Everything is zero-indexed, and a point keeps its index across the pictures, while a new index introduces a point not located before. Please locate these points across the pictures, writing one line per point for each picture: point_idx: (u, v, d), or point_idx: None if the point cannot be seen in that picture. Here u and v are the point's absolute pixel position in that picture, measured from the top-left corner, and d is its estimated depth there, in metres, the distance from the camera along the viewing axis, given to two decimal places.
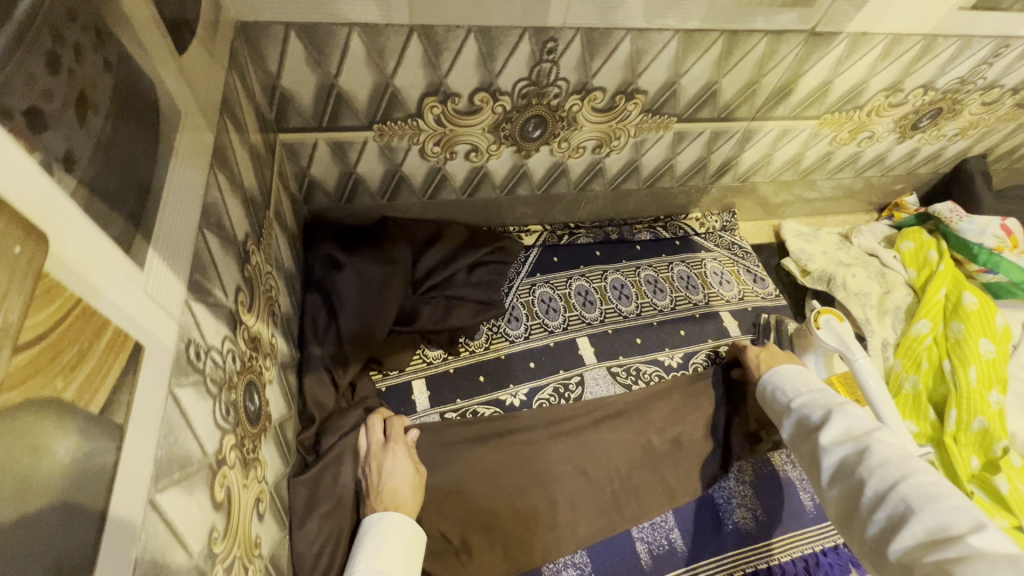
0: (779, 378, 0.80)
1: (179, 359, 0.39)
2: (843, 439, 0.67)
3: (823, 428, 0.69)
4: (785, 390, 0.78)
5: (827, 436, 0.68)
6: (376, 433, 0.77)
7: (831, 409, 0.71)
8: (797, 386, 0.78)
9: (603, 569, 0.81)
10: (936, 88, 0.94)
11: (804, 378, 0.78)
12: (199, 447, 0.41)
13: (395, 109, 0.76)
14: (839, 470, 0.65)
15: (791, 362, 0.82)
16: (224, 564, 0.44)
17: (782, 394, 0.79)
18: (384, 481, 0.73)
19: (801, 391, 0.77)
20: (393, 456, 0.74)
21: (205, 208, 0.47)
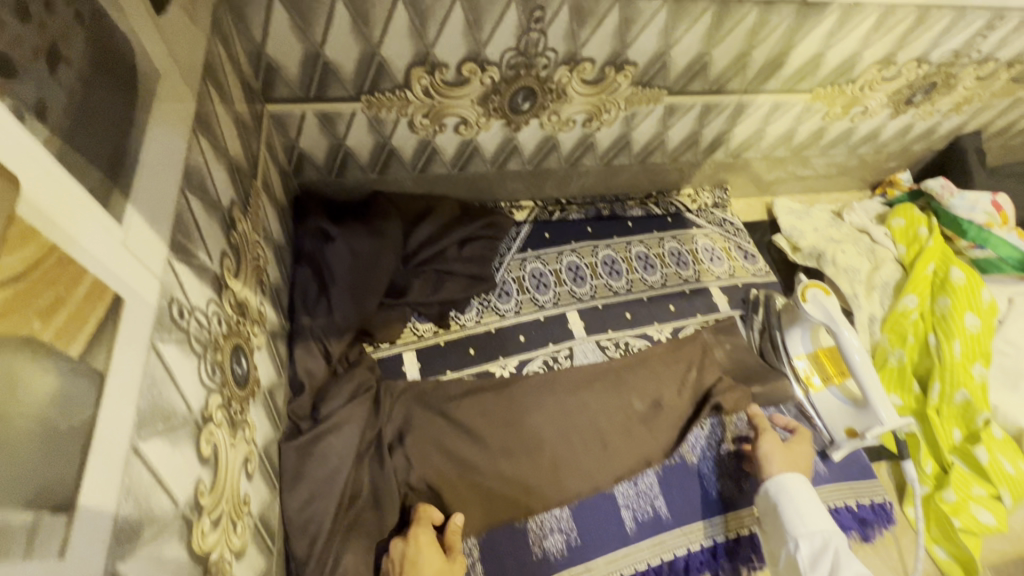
0: (784, 498, 0.74)
1: (162, 315, 0.40)
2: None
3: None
4: (791, 518, 0.72)
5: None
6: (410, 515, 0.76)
7: (840, 562, 0.65)
8: (804, 517, 0.72)
9: (588, 535, 0.82)
10: (929, 61, 0.94)
11: (812, 511, 0.72)
12: (183, 403, 0.43)
13: (382, 80, 0.76)
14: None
15: (792, 476, 0.76)
16: (211, 516, 0.46)
17: (788, 520, 0.72)
18: (411, 558, 0.70)
19: (810, 525, 0.71)
20: (420, 544, 0.71)
21: (187, 171, 0.47)
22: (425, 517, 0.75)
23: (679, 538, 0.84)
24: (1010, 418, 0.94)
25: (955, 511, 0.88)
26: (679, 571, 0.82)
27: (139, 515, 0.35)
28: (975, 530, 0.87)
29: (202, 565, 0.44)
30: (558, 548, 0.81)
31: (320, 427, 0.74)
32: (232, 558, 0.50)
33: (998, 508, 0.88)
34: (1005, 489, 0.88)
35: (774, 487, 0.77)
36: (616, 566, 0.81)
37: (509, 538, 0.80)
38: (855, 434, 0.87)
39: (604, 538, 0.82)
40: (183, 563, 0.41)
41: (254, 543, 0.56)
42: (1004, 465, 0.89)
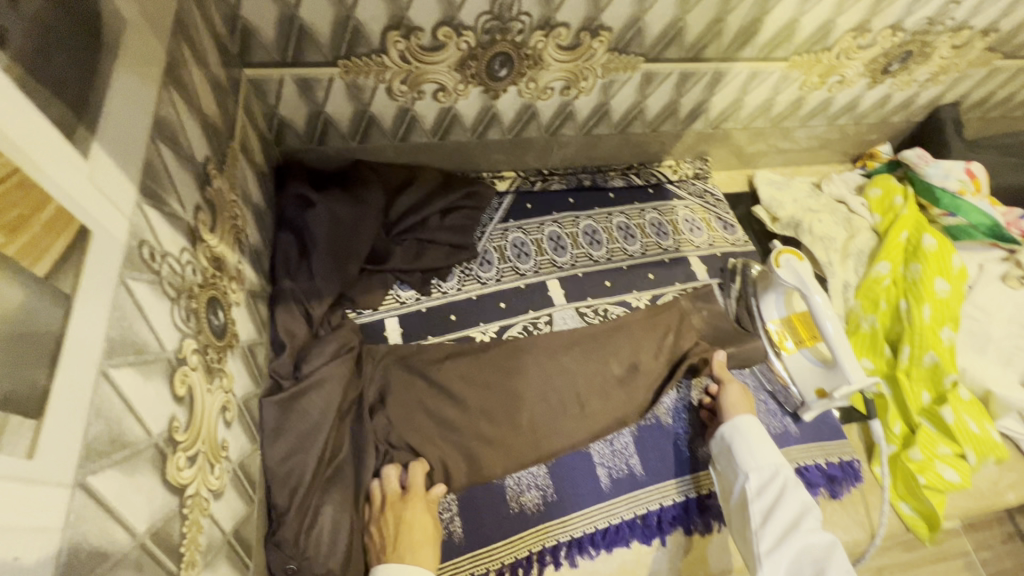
0: (742, 438, 0.80)
1: (132, 254, 0.42)
2: (807, 526, 0.68)
3: (791, 512, 0.70)
4: (749, 456, 0.78)
5: (796, 519, 0.68)
6: (392, 482, 0.76)
7: (794, 493, 0.72)
8: (761, 454, 0.78)
9: (565, 490, 0.85)
10: (903, 29, 0.95)
11: (770, 450, 0.78)
12: (156, 340, 0.45)
13: (359, 44, 0.77)
14: (799, 559, 0.66)
15: (747, 417, 0.82)
16: (187, 452, 0.48)
17: (746, 457, 0.78)
18: (400, 531, 0.71)
19: (760, 460, 0.77)
20: (415, 510, 0.73)
21: (157, 121, 0.49)
22: (417, 491, 0.75)
23: (652, 494, 0.87)
24: (976, 380, 0.97)
25: (921, 469, 0.91)
26: (653, 526, 0.85)
27: (110, 436, 0.37)
28: (939, 486, 0.90)
29: (178, 497, 0.46)
30: (535, 503, 0.83)
31: (301, 385, 0.75)
32: (210, 497, 0.52)
33: (962, 467, 0.91)
34: (969, 448, 0.91)
35: (732, 429, 0.82)
36: (590, 520, 0.83)
37: (488, 494, 0.83)
38: (824, 394, 0.89)
39: (580, 493, 0.85)
40: (158, 491, 0.43)
41: (233, 488, 0.58)
42: (969, 424, 0.92)
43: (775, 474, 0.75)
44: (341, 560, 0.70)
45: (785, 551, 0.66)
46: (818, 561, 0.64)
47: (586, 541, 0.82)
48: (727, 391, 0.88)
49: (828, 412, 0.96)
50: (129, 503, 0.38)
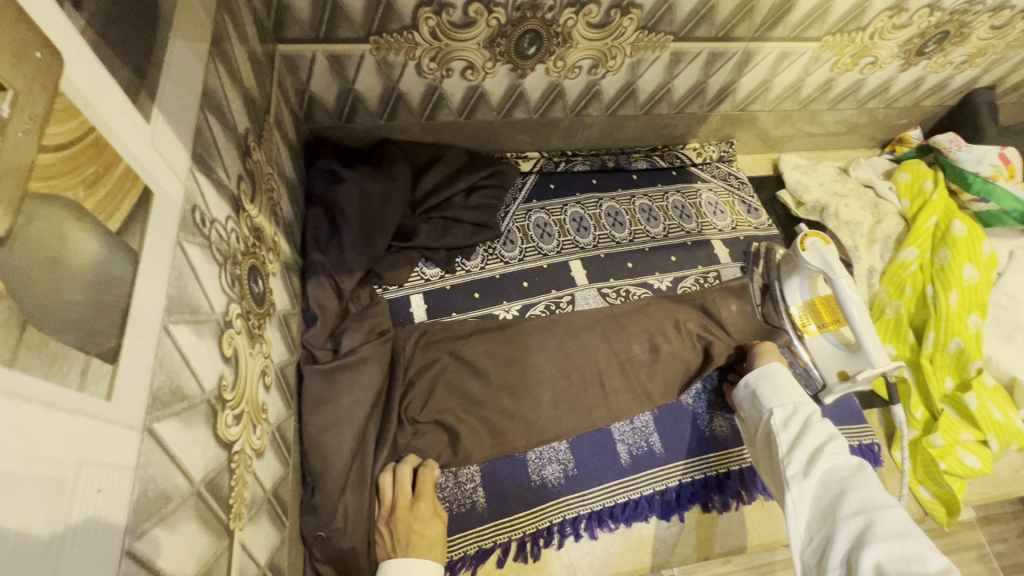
0: (769, 380, 0.80)
1: (186, 218, 0.44)
2: (834, 451, 0.66)
3: (818, 438, 0.68)
4: (776, 393, 0.77)
5: (823, 444, 0.67)
6: (404, 483, 0.74)
7: (820, 424, 0.69)
8: (788, 390, 0.77)
9: (584, 465, 0.87)
10: (942, 9, 0.92)
11: (798, 388, 0.77)
12: (207, 302, 0.47)
13: (390, 20, 0.77)
14: (826, 481, 0.64)
15: (775, 365, 0.82)
16: (233, 411, 0.50)
17: (772, 395, 0.77)
18: (410, 535, 0.70)
19: (785, 399, 0.76)
20: (422, 519, 0.72)
21: (206, 92, 0.50)
22: (429, 494, 0.74)
23: (671, 471, 0.88)
24: (1002, 368, 0.97)
25: (941, 455, 0.91)
26: (671, 502, 0.86)
27: (171, 388, 0.39)
28: (960, 472, 0.90)
29: (227, 451, 0.48)
30: (556, 477, 0.85)
31: (342, 361, 0.77)
32: (252, 456, 0.55)
33: (984, 453, 0.91)
34: (993, 435, 0.90)
35: (759, 375, 0.81)
36: (609, 495, 0.85)
37: (510, 467, 0.85)
38: (846, 377, 0.89)
39: (599, 468, 0.87)
40: (211, 445, 0.45)
41: (272, 449, 0.61)
42: (993, 412, 0.92)
43: (801, 408, 0.74)
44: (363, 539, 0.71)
45: (812, 473, 0.64)
46: (843, 480, 0.62)
47: (605, 515, 0.84)
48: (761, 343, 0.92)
49: (849, 397, 0.96)
50: (188, 452, 0.41)
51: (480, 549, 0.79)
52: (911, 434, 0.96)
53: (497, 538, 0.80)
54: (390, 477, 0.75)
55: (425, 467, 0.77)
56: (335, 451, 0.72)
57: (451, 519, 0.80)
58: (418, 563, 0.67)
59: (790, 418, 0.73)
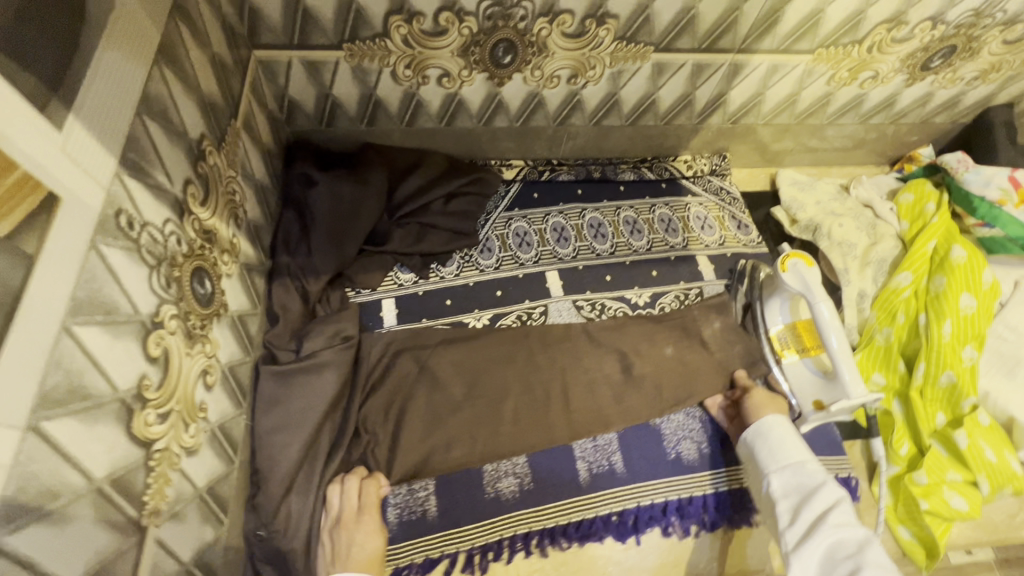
0: (766, 439, 0.78)
1: (107, 222, 0.45)
2: (840, 522, 0.65)
3: (823, 508, 0.67)
4: (776, 454, 0.76)
5: (827, 514, 0.66)
6: (350, 496, 0.74)
7: (826, 492, 0.69)
8: (791, 449, 0.75)
9: (541, 481, 0.85)
10: (945, 22, 0.87)
11: (800, 445, 0.76)
12: (129, 303, 0.48)
13: (362, 27, 0.78)
14: (833, 555, 0.63)
15: (775, 419, 0.80)
16: (157, 409, 0.52)
17: (772, 455, 0.76)
18: (350, 551, 0.71)
19: (786, 462, 0.74)
20: (364, 530, 0.72)
21: (146, 99, 0.52)
22: (373, 510, 0.74)
23: (631, 493, 0.86)
24: (1000, 404, 0.91)
25: (925, 494, 0.86)
26: (628, 524, 0.84)
27: (70, 387, 0.41)
28: (944, 514, 0.84)
29: (144, 450, 0.50)
30: (511, 491, 0.84)
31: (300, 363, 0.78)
32: (181, 454, 0.56)
33: (973, 495, 0.85)
34: (982, 475, 0.85)
35: (756, 431, 0.79)
36: (564, 513, 0.84)
37: (464, 477, 0.84)
38: (822, 407, 0.85)
39: (557, 485, 0.85)
40: (122, 443, 0.46)
41: (209, 448, 0.62)
42: (985, 452, 0.86)
43: (804, 469, 0.73)
44: (303, 543, 0.72)
45: (816, 547, 0.64)
46: (852, 555, 0.62)
47: (558, 532, 0.83)
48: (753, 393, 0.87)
49: (829, 427, 0.92)
50: (87, 450, 0.42)
51: (427, 558, 0.79)
52: (893, 470, 0.91)
53: (444, 549, 0.80)
54: (337, 490, 0.75)
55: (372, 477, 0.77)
56: (283, 453, 0.74)
57: (400, 527, 0.80)
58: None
59: (793, 482, 0.72)
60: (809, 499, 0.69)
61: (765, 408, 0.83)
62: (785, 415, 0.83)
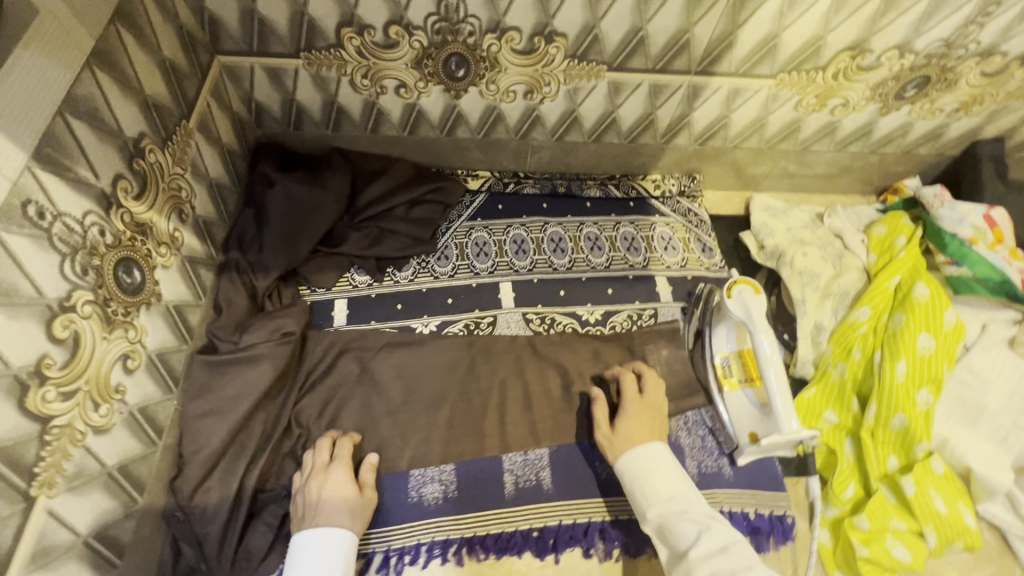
0: (639, 473, 0.77)
1: (11, 211, 0.49)
2: (713, 554, 0.66)
3: (695, 544, 0.68)
4: (646, 491, 0.76)
5: (698, 551, 0.67)
6: (321, 453, 0.80)
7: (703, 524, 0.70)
8: (659, 484, 0.76)
9: (466, 490, 0.86)
10: (914, 51, 0.85)
11: (664, 475, 0.76)
12: (32, 287, 0.52)
13: (316, 38, 0.81)
14: None
15: (640, 451, 0.79)
16: (60, 388, 0.55)
17: (642, 494, 0.76)
18: (321, 499, 0.75)
19: (662, 495, 0.74)
20: (335, 476, 0.77)
21: (72, 100, 0.56)
22: (345, 460, 0.79)
23: (555, 511, 0.85)
24: (956, 453, 0.86)
25: (866, 540, 0.81)
26: (547, 542, 0.83)
27: None
28: (884, 563, 0.80)
29: (40, 424, 0.53)
30: (434, 497, 0.85)
31: (236, 355, 0.82)
32: (87, 432, 0.59)
33: (917, 546, 0.81)
34: (928, 525, 0.81)
35: (629, 464, 0.79)
36: (484, 523, 0.84)
37: (389, 480, 0.85)
38: (756, 440, 0.83)
39: (481, 496, 0.85)
40: (12, 416, 0.50)
41: (124, 428, 0.65)
42: (935, 501, 0.82)
43: (679, 501, 0.74)
44: (218, 528, 0.74)
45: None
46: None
47: (476, 543, 0.83)
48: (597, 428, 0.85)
49: (770, 461, 0.89)
50: None
51: None
52: (834, 513, 0.87)
53: (361, 548, 0.81)
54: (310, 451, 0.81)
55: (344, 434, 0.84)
56: (207, 440, 0.77)
57: None
58: (329, 530, 0.72)
59: (667, 521, 0.72)
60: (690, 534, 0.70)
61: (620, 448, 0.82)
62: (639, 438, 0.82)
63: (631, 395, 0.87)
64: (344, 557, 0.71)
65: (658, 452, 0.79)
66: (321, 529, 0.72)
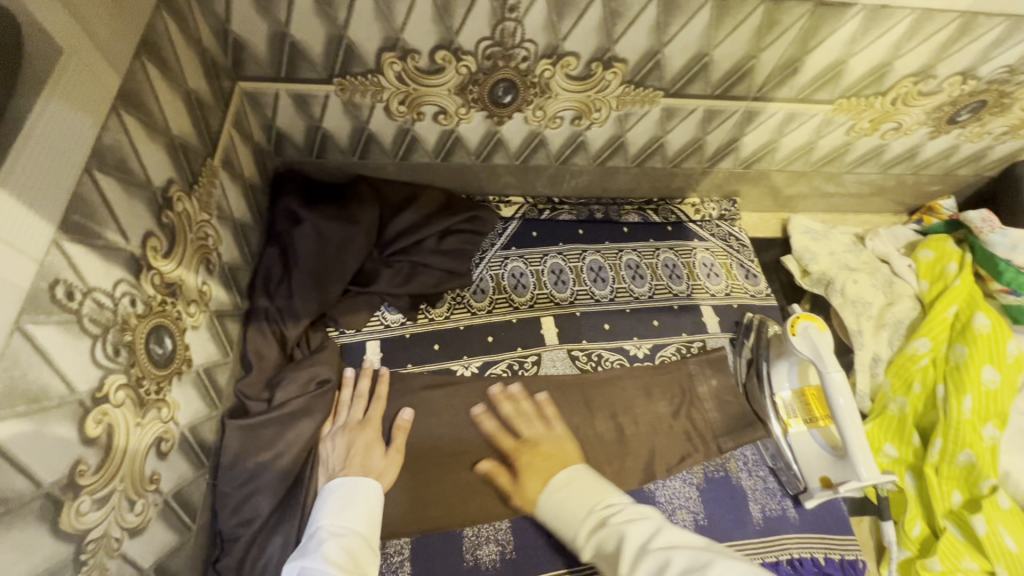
0: (552, 494, 0.71)
1: (38, 297, 0.40)
2: (634, 561, 0.57)
3: (618, 557, 0.58)
4: (568, 518, 0.67)
5: (622, 564, 0.57)
6: (357, 410, 0.81)
7: (630, 530, 0.60)
8: (576, 507, 0.67)
9: (524, 549, 0.78)
10: (977, 76, 0.82)
11: (577, 495, 0.68)
12: (62, 384, 0.43)
13: (353, 63, 0.73)
14: None
15: (559, 476, 0.72)
16: (94, 495, 0.46)
17: (568, 524, 0.67)
18: (350, 456, 0.76)
19: (566, 515, 0.67)
20: (365, 437, 0.78)
21: (101, 152, 0.47)
22: (375, 424, 0.80)
23: None
24: (1020, 488, 0.84)
25: None
26: None
27: None
28: None
29: (74, 544, 0.44)
30: (492, 559, 0.77)
31: (270, 414, 0.73)
32: (123, 536, 0.51)
33: None
34: (1001, 566, 0.77)
35: (556, 483, 0.72)
36: None
37: (442, 544, 0.77)
38: (829, 484, 0.81)
39: (541, 556, 0.78)
40: (44, 543, 0.41)
41: (158, 521, 0.57)
42: (1005, 540, 0.78)
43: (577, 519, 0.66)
44: None
45: None
46: None
47: None
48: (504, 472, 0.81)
49: (836, 502, 0.86)
50: None
51: None
52: (904, 555, 0.84)
53: None
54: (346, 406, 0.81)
55: (381, 386, 0.85)
56: (248, 517, 0.69)
57: None
58: (366, 481, 0.71)
59: (597, 541, 0.63)
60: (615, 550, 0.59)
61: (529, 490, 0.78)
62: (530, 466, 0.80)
63: (554, 436, 0.84)
64: (373, 507, 0.69)
65: (571, 478, 0.71)
66: (351, 477, 0.71)
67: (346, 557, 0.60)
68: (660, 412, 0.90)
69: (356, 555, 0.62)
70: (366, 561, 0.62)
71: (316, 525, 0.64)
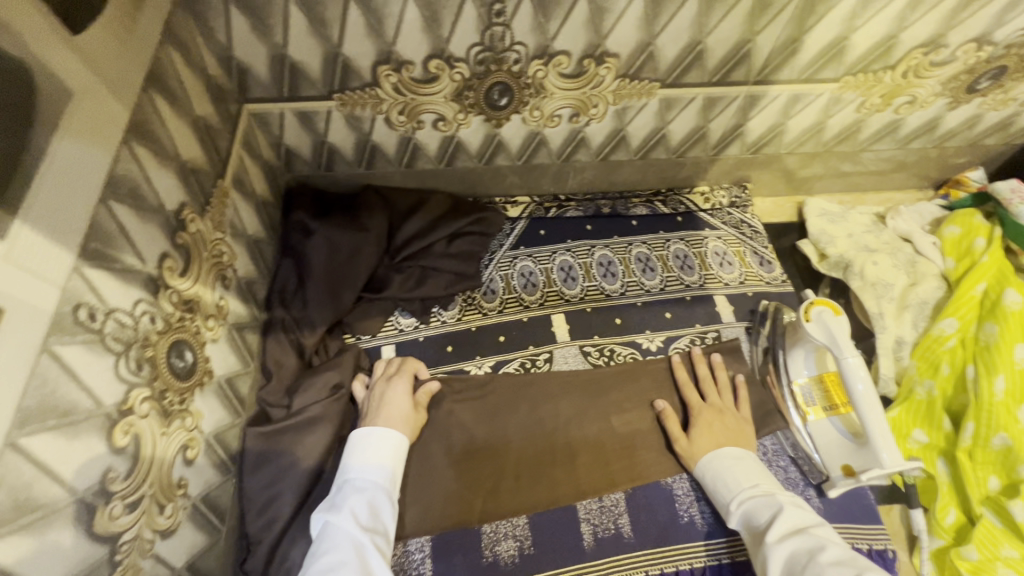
0: (717, 462, 0.78)
1: (63, 320, 0.44)
2: (788, 534, 0.64)
3: (770, 525, 0.66)
4: (726, 485, 0.76)
5: (772, 531, 0.65)
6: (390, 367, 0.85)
7: (792, 511, 0.67)
8: (740, 477, 0.75)
9: (543, 545, 0.79)
10: (992, 42, 0.79)
11: (748, 471, 0.76)
12: (89, 399, 0.47)
13: (350, 78, 0.75)
14: (800, 556, 0.60)
15: (728, 450, 0.79)
16: (126, 500, 0.50)
17: (724, 489, 0.76)
18: (382, 406, 0.79)
19: (739, 487, 0.74)
20: (393, 389, 0.81)
21: (113, 182, 0.50)
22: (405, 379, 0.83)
23: (640, 562, 0.78)
24: None
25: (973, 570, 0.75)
26: None
27: (15, 503, 0.39)
28: None
29: (108, 545, 0.48)
30: (510, 555, 0.78)
31: (291, 420, 0.77)
32: (155, 538, 0.54)
33: None
34: None
35: (713, 455, 0.80)
36: None
37: (460, 539, 0.79)
38: (851, 473, 0.79)
39: (559, 552, 0.78)
40: (80, 544, 0.45)
41: (188, 523, 0.61)
42: None
43: (742, 491, 0.74)
44: None
45: (776, 566, 0.61)
46: (811, 558, 0.59)
47: None
48: (693, 430, 0.84)
49: (862, 490, 0.84)
50: (34, 563, 0.41)
51: None
52: (937, 543, 0.81)
53: None
54: (382, 363, 0.87)
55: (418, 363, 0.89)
56: (274, 519, 0.72)
57: None
58: (378, 430, 0.75)
59: (749, 509, 0.71)
60: (769, 521, 0.67)
61: (699, 452, 0.82)
62: (732, 434, 0.82)
63: (697, 404, 0.87)
64: (394, 456, 0.74)
65: (738, 455, 0.79)
66: (371, 428, 0.75)
67: (371, 513, 0.66)
68: (727, 406, 0.86)
69: (380, 509, 0.68)
70: (388, 513, 0.68)
71: (345, 476, 0.71)
